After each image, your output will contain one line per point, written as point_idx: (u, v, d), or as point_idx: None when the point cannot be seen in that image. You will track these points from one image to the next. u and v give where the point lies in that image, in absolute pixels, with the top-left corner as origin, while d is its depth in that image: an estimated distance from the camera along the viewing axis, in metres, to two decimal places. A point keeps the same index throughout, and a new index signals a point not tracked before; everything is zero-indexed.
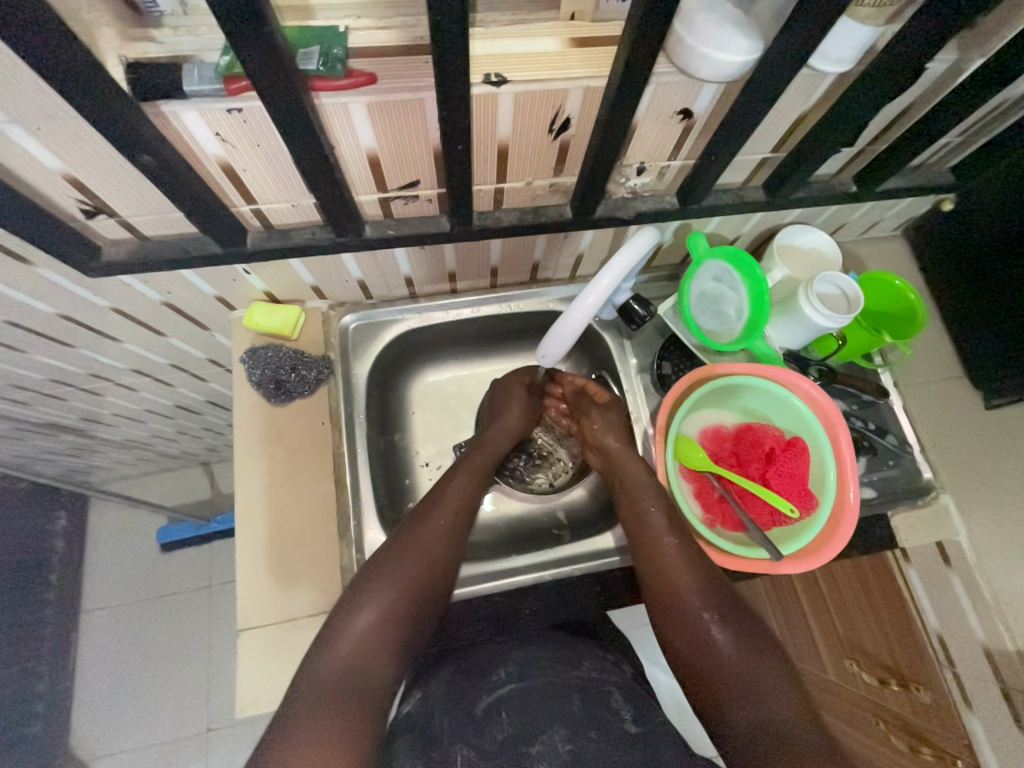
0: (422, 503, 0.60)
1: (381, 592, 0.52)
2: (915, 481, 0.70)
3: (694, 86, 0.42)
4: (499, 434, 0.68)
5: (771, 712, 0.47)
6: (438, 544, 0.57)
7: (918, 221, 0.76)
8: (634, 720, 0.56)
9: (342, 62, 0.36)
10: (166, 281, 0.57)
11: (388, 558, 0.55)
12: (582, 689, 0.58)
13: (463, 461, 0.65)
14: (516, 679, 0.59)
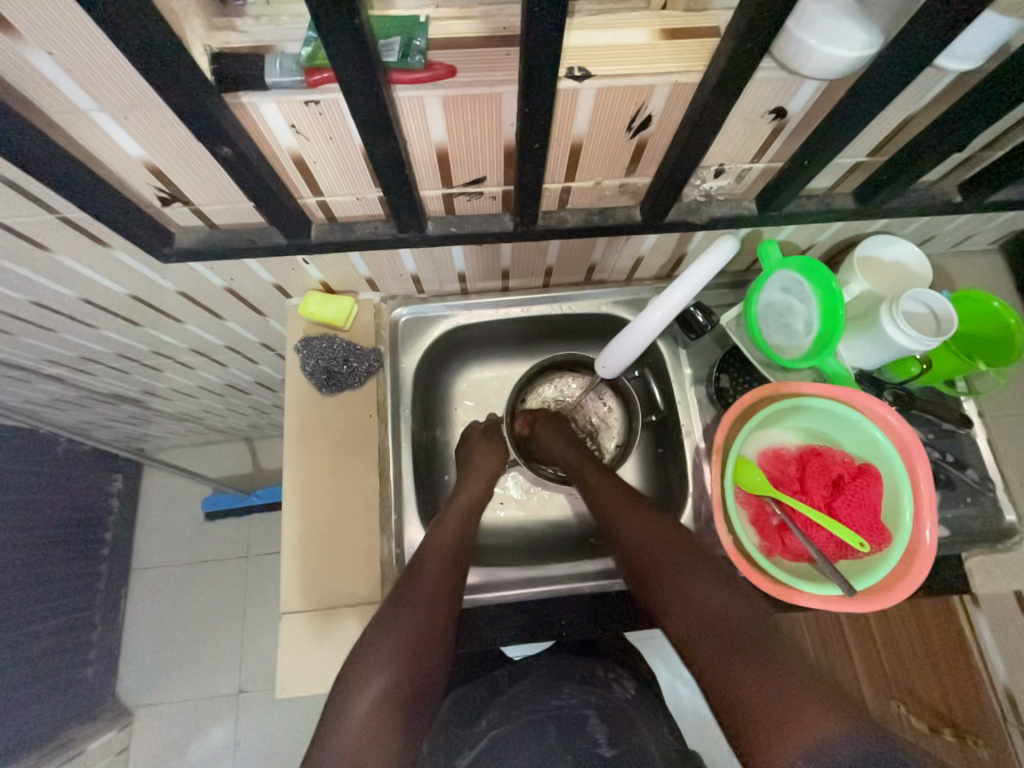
0: (419, 554, 0.57)
1: (387, 648, 0.51)
2: (994, 523, 0.64)
3: (795, 83, 0.39)
4: (474, 476, 0.66)
5: (753, 665, 0.46)
6: (436, 593, 0.55)
7: (1020, 235, 0.68)
8: (608, 744, 0.59)
9: (422, 54, 0.35)
10: (231, 268, 0.58)
11: (387, 612, 0.53)
12: (558, 722, 0.61)
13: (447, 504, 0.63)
14: (495, 729, 0.62)
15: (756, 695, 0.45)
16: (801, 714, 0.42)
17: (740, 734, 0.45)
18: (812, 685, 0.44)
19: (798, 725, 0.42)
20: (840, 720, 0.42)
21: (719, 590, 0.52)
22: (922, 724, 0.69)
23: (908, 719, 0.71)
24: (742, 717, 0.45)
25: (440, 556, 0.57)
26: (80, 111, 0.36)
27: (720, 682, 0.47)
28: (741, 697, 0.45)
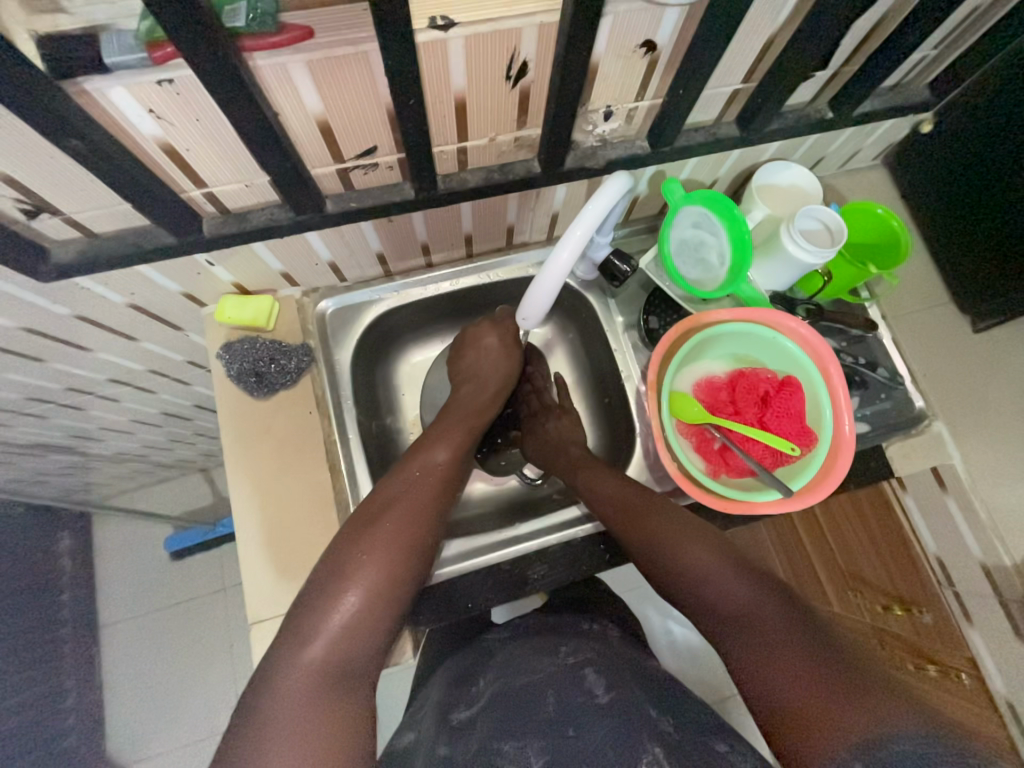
0: (407, 475, 0.58)
1: (359, 577, 0.49)
2: (906, 411, 0.70)
3: (655, 13, 0.40)
4: (491, 394, 0.67)
5: (785, 650, 0.44)
6: (416, 530, 0.54)
7: (897, 146, 0.74)
8: (606, 692, 0.53)
9: (274, 18, 0.34)
10: (129, 282, 0.55)
11: (365, 540, 0.51)
12: (553, 681, 0.55)
13: (454, 426, 0.63)
14: (492, 688, 0.57)
15: (791, 688, 0.42)
16: (848, 701, 0.39)
17: (790, 724, 0.41)
18: (845, 666, 0.42)
19: (853, 708, 0.39)
20: (862, 711, 0.39)
21: (743, 580, 0.50)
22: (878, 605, 0.77)
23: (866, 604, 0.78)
24: (776, 707, 0.42)
25: (426, 488, 0.57)
26: None
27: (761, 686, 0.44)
28: (777, 687, 0.43)
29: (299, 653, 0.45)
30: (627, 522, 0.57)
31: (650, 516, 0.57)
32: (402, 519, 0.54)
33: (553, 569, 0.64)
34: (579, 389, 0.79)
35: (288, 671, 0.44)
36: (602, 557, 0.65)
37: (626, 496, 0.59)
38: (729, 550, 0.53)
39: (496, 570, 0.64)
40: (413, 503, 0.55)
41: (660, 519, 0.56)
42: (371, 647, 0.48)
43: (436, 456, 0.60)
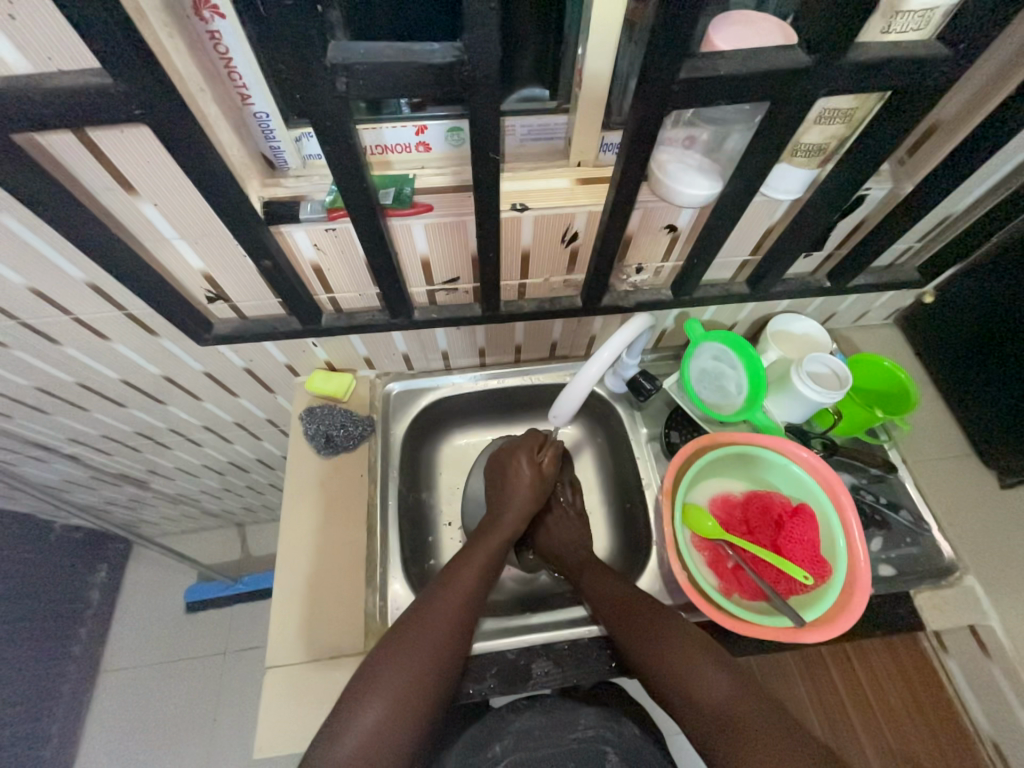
0: (444, 577, 0.62)
1: (385, 685, 0.52)
2: (935, 561, 0.68)
3: (675, 209, 0.55)
4: (513, 518, 0.71)
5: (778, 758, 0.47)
6: (440, 649, 0.56)
7: (904, 312, 0.84)
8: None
9: (409, 198, 0.51)
10: (252, 351, 0.71)
11: (397, 645, 0.55)
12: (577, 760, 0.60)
13: (477, 545, 0.67)
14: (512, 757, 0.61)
15: None
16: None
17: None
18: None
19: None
20: None
21: (730, 687, 0.53)
22: None
23: None
24: None
25: (461, 599, 0.60)
26: (165, 239, 0.50)
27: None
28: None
29: (331, 749, 0.48)
30: (620, 628, 0.60)
31: (641, 624, 0.59)
32: (434, 631, 0.57)
33: (556, 669, 0.63)
34: (602, 492, 0.84)
35: (321, 764, 0.48)
36: (608, 664, 0.64)
37: (620, 602, 0.62)
38: (711, 649, 0.56)
39: (501, 658, 0.64)
40: (445, 608, 0.59)
41: (649, 621, 0.59)
42: (395, 764, 0.50)
43: (472, 567, 0.64)
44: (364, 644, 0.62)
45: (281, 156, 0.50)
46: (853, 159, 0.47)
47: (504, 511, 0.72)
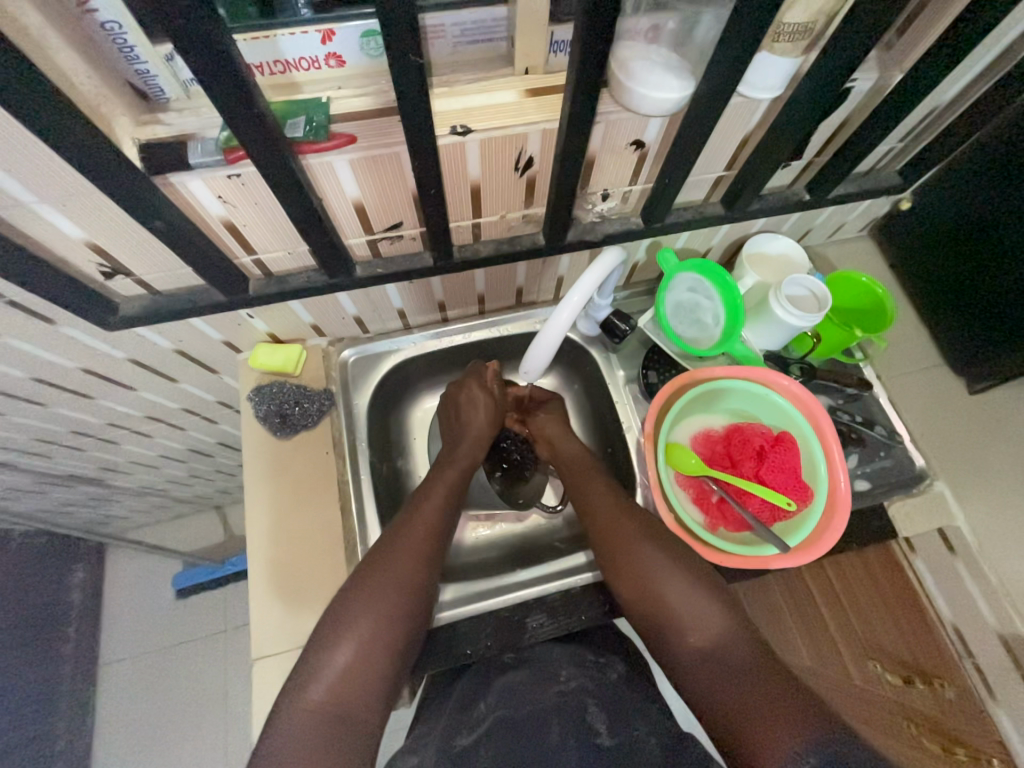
0: (407, 510, 0.61)
1: (355, 622, 0.51)
2: (907, 470, 0.70)
3: (642, 121, 0.47)
4: (471, 445, 0.69)
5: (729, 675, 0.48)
6: (406, 582, 0.55)
7: (879, 222, 0.80)
8: (609, 733, 0.52)
9: (324, 128, 0.41)
10: (178, 330, 0.62)
11: (367, 584, 0.54)
12: (557, 712, 0.54)
13: (434, 477, 0.66)
14: (494, 711, 0.55)
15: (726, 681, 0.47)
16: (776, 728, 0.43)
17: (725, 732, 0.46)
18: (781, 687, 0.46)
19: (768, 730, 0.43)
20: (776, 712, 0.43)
21: (694, 604, 0.53)
22: (896, 676, 0.66)
23: (883, 676, 0.66)
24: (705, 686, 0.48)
25: (426, 529, 0.59)
26: (23, 206, 0.40)
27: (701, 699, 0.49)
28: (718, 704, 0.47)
29: (302, 694, 0.47)
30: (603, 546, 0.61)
31: (628, 544, 0.58)
32: (399, 561, 0.56)
33: (551, 618, 0.64)
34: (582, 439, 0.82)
35: (291, 710, 0.46)
36: (601, 608, 0.65)
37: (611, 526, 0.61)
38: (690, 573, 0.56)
39: (496, 616, 0.64)
40: (408, 539, 0.58)
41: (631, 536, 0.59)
42: (373, 696, 0.49)
43: (434, 498, 0.62)
44: None
45: (155, 83, 0.39)
46: (842, 42, 0.40)
47: (460, 440, 0.70)
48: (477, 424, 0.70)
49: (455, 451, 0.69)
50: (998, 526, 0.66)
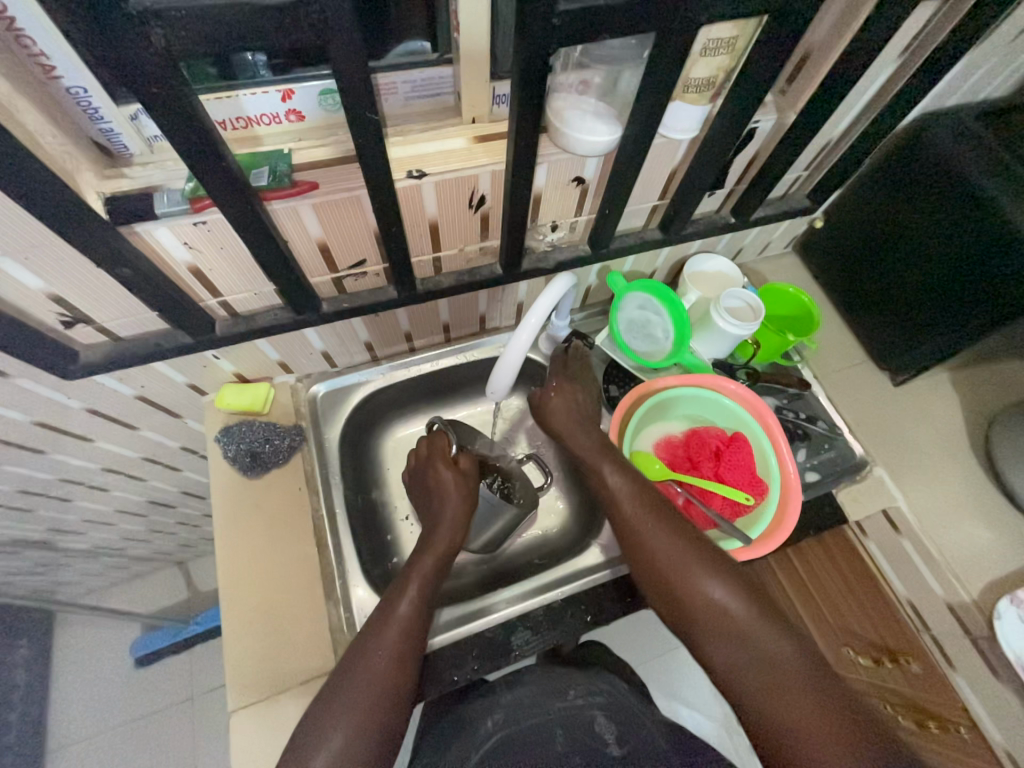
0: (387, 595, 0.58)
1: (346, 712, 0.48)
2: (849, 459, 0.76)
3: (580, 160, 0.53)
4: (448, 528, 0.64)
5: (777, 685, 0.47)
6: (381, 672, 0.51)
7: (799, 239, 0.90)
8: (618, 743, 0.59)
9: (288, 176, 0.44)
10: (140, 375, 0.61)
11: (359, 670, 0.52)
12: (564, 721, 0.62)
13: (409, 571, 0.60)
14: (501, 729, 0.62)
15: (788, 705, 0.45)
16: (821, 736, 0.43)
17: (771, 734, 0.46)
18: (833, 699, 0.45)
19: (815, 744, 0.43)
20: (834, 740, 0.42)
21: (729, 599, 0.52)
22: (868, 660, 0.71)
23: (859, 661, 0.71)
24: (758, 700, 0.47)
25: (406, 615, 0.56)
26: None
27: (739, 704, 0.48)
28: (753, 688, 0.47)
29: None
30: (631, 544, 0.58)
31: (650, 538, 0.56)
32: (375, 648, 0.53)
33: (536, 633, 0.64)
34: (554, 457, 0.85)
35: None
36: (584, 620, 0.66)
37: (642, 534, 0.57)
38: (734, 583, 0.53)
39: (480, 638, 0.64)
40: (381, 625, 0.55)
41: (660, 541, 0.56)
42: None
43: (405, 583, 0.59)
44: (337, 660, 0.59)
45: (118, 140, 0.42)
46: (740, 92, 0.47)
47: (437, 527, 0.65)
48: (452, 509, 0.65)
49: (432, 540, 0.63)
50: (930, 503, 0.73)
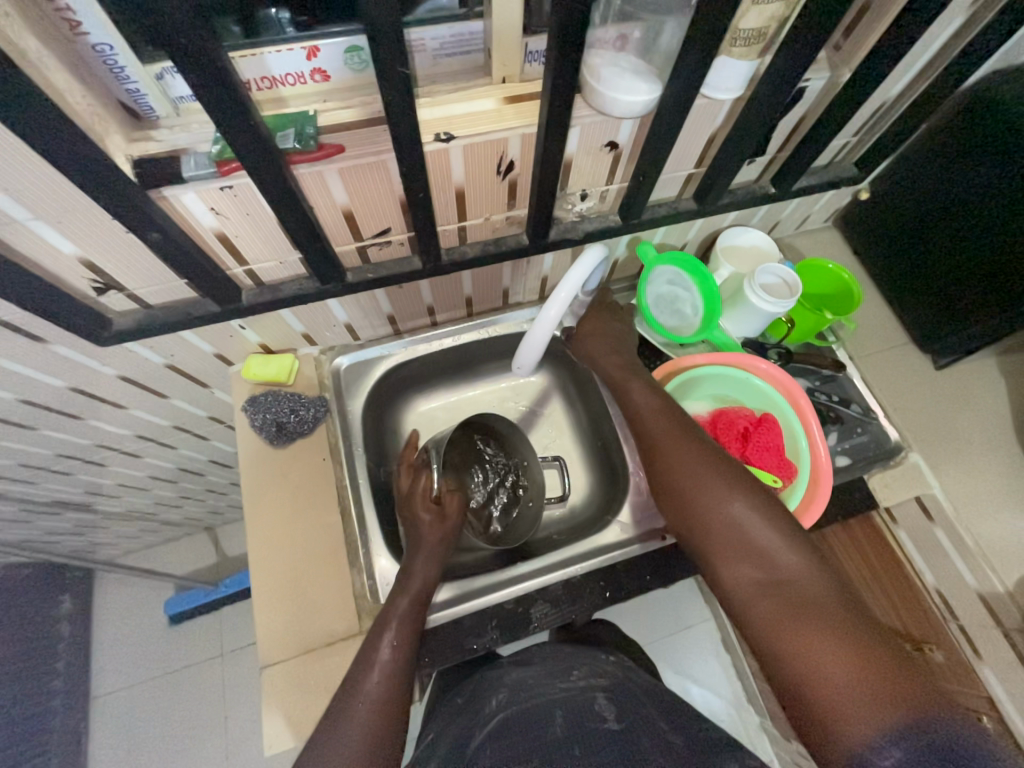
0: (394, 595, 0.58)
1: (358, 718, 0.50)
2: (884, 445, 0.73)
3: (616, 122, 0.50)
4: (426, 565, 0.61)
5: (808, 619, 0.46)
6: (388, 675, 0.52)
7: (841, 212, 0.85)
8: (617, 718, 0.60)
9: (314, 139, 0.43)
10: (170, 344, 0.62)
11: (360, 674, 0.52)
12: (565, 703, 0.62)
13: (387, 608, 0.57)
14: (503, 709, 0.63)
15: (809, 637, 0.45)
16: (845, 667, 0.43)
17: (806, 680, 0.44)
18: (867, 641, 0.44)
19: (834, 672, 0.43)
20: (863, 673, 0.42)
21: (760, 529, 0.52)
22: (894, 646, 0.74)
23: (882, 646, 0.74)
24: (775, 625, 0.47)
25: (406, 619, 0.56)
26: (18, 223, 0.41)
27: (769, 652, 0.48)
28: (770, 616, 0.48)
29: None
30: (662, 472, 0.60)
31: (686, 465, 0.58)
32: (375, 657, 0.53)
33: (554, 607, 0.65)
34: (575, 435, 0.84)
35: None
36: (602, 597, 0.66)
37: (675, 463, 0.59)
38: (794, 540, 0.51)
39: (499, 610, 0.65)
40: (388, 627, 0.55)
41: (695, 472, 0.57)
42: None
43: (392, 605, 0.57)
44: (361, 625, 0.61)
45: (145, 103, 0.41)
46: (793, 45, 0.44)
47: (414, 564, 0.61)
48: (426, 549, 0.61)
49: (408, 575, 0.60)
50: (969, 492, 0.70)
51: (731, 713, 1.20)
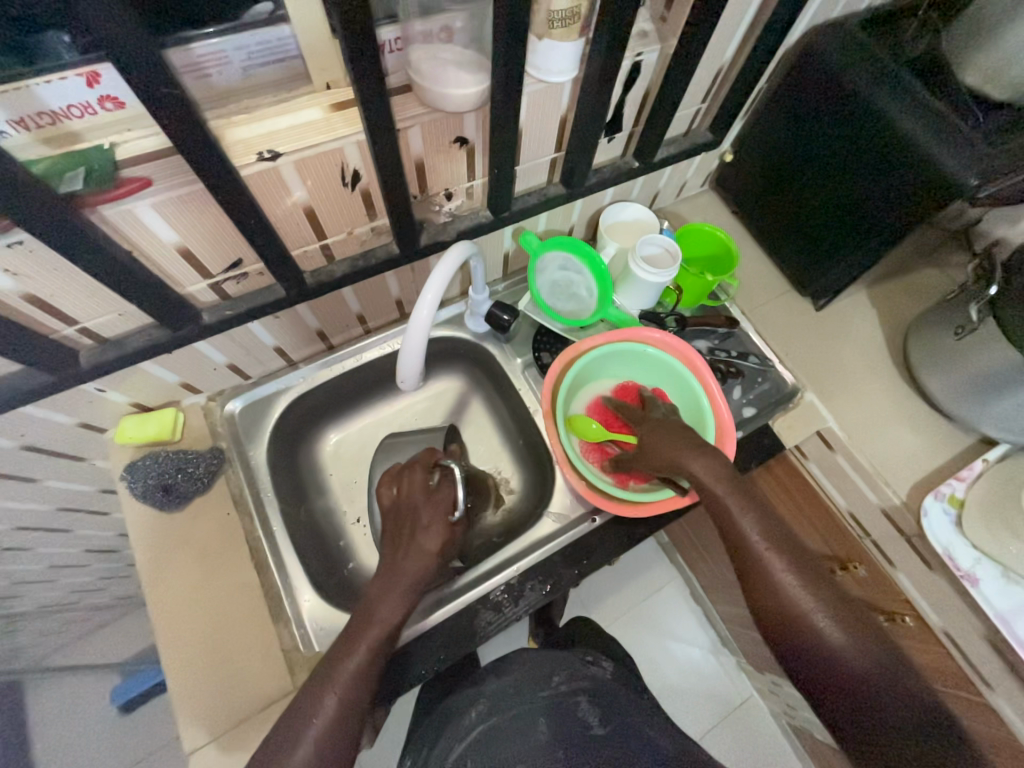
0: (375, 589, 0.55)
1: (316, 719, 0.45)
2: (782, 389, 0.78)
3: (456, 118, 0.49)
4: (411, 580, 0.55)
5: (861, 685, 0.43)
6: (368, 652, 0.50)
7: (713, 176, 0.89)
8: (601, 723, 0.61)
9: (110, 176, 0.39)
10: (15, 425, 0.55)
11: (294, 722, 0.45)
12: (548, 710, 0.62)
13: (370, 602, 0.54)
14: (485, 720, 0.62)
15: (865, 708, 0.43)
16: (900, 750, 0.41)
17: (812, 695, 0.46)
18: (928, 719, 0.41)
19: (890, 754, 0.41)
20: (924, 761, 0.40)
21: (810, 597, 0.46)
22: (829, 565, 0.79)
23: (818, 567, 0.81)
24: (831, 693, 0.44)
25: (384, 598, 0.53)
26: None
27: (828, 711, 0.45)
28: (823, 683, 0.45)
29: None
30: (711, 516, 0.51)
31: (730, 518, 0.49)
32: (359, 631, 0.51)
33: (495, 613, 0.64)
34: (500, 433, 0.83)
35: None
36: (543, 593, 0.66)
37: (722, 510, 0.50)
38: (812, 573, 0.47)
39: (442, 630, 0.63)
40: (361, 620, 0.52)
41: (748, 530, 0.48)
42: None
43: (378, 590, 0.54)
44: (295, 681, 0.57)
45: None
46: (606, 22, 0.44)
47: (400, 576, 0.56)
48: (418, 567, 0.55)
49: (394, 572, 0.55)
50: (859, 418, 0.75)
51: (712, 661, 1.26)
